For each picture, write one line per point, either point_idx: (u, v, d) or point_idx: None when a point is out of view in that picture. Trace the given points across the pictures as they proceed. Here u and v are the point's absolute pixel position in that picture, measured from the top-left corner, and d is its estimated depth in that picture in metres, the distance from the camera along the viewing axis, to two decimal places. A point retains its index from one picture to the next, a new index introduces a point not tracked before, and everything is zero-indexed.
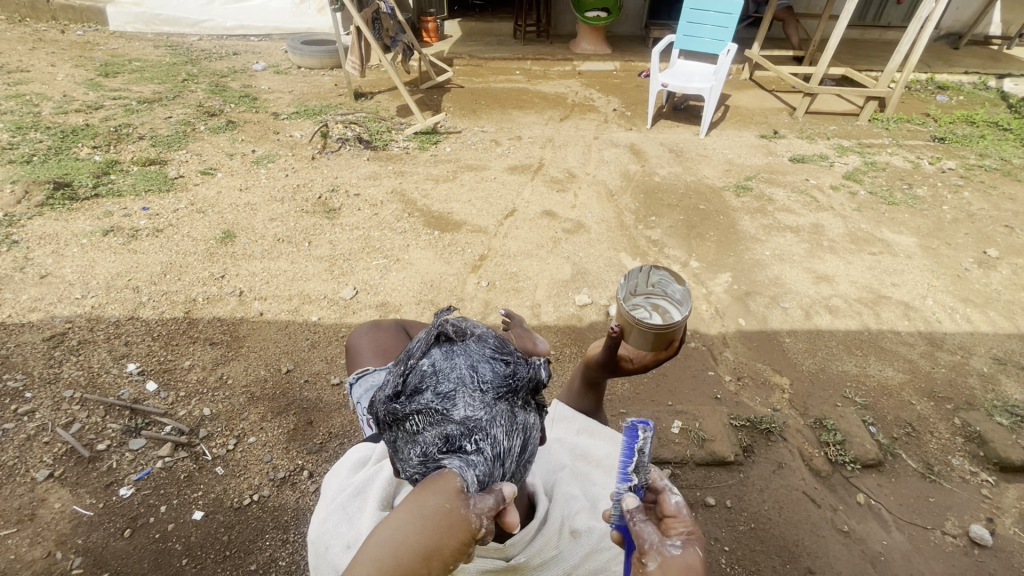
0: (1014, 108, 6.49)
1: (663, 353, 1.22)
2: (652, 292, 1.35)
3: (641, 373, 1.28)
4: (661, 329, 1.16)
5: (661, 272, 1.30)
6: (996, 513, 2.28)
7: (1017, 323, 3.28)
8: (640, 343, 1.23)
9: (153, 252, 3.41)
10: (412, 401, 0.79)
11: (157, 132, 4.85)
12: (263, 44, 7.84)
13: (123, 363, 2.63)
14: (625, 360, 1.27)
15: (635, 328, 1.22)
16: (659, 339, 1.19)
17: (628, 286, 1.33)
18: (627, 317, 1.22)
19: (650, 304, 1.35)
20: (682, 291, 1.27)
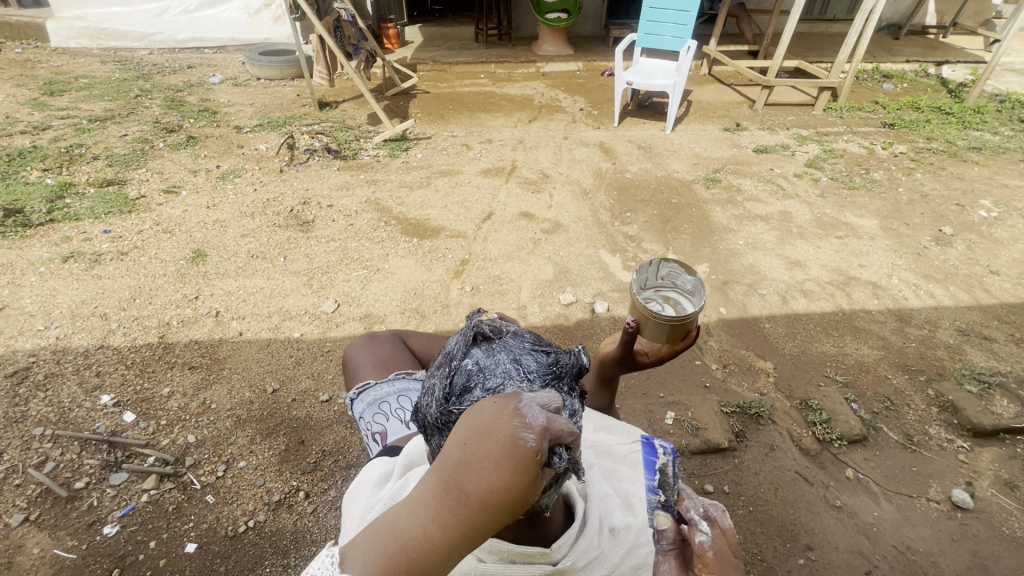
0: (954, 94, 6.88)
1: (680, 344, 1.27)
2: (661, 285, 1.36)
3: (656, 364, 1.32)
4: (675, 321, 1.21)
5: (670, 265, 1.31)
6: (974, 477, 2.40)
7: (975, 295, 3.46)
8: (656, 335, 1.25)
9: (119, 276, 3.25)
10: (463, 401, 0.78)
11: (112, 151, 4.64)
12: (218, 56, 7.61)
13: (96, 395, 2.50)
14: (639, 355, 1.30)
15: (651, 321, 1.24)
16: (675, 330, 1.23)
17: (639, 281, 1.33)
18: (642, 311, 1.24)
19: (660, 297, 1.35)
20: (692, 282, 1.29)
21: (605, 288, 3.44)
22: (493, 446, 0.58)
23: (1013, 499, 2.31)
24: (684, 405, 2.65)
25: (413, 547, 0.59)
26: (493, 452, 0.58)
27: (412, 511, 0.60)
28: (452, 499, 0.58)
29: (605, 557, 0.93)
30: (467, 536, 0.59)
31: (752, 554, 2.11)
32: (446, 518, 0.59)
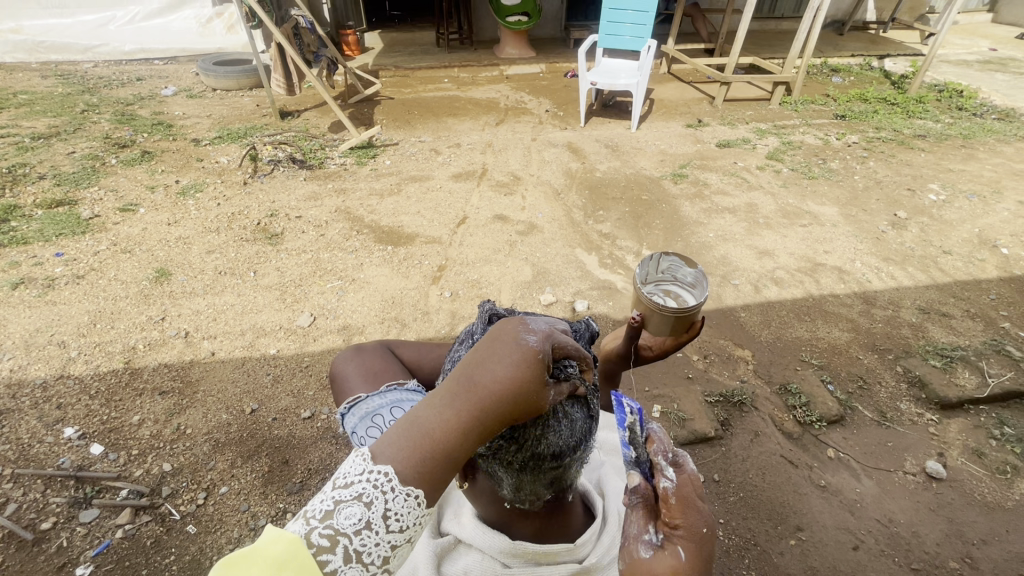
0: (897, 85, 7.24)
1: (683, 336, 1.30)
2: (661, 279, 1.38)
3: (660, 358, 1.35)
4: (681, 313, 1.22)
5: (670, 258, 1.34)
6: (945, 448, 2.51)
7: (931, 275, 3.64)
8: (660, 328, 1.28)
9: (76, 301, 3.08)
10: None
11: (60, 170, 4.39)
12: (168, 67, 7.31)
13: (59, 429, 2.34)
14: (644, 349, 1.33)
15: (656, 314, 1.25)
16: (679, 323, 1.25)
17: (641, 274, 1.35)
18: (647, 305, 1.26)
19: (661, 290, 1.38)
20: (693, 274, 1.32)
21: (584, 286, 3.46)
22: (504, 342, 0.71)
23: (981, 466, 2.42)
24: (669, 397, 2.69)
25: (433, 432, 0.68)
26: (505, 350, 0.70)
27: (432, 401, 0.70)
28: (466, 387, 0.69)
29: None
30: (480, 422, 0.69)
31: (745, 539, 2.15)
32: (463, 405, 0.68)
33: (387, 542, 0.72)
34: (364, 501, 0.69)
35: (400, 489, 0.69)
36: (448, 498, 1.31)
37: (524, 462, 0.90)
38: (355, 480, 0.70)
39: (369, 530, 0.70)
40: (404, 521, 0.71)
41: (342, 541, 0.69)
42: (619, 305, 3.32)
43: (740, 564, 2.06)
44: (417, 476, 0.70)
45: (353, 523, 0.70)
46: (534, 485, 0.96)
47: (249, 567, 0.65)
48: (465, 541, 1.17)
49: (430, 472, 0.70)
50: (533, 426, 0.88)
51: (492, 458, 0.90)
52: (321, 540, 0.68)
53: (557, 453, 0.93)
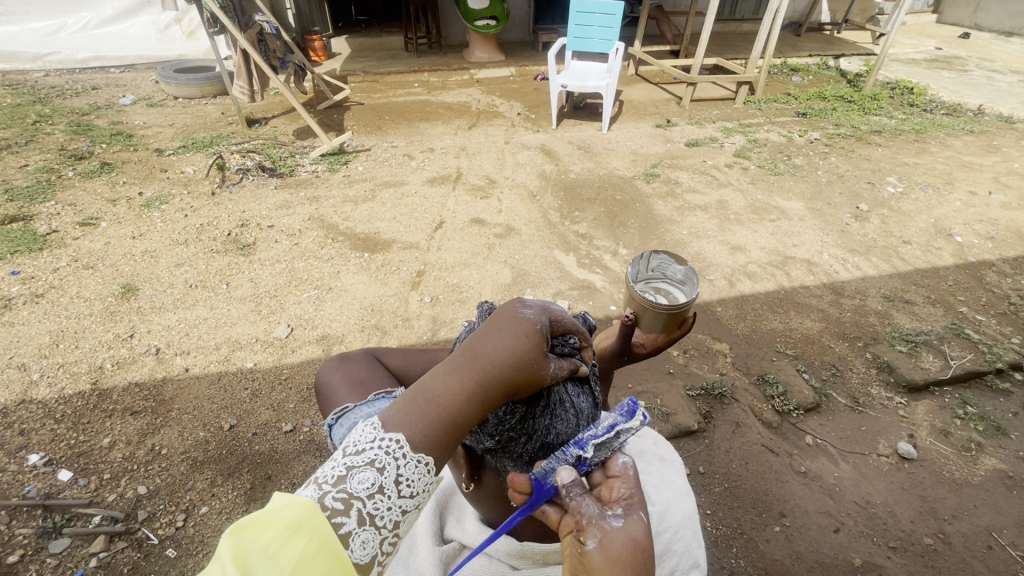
0: (853, 83, 7.54)
1: (675, 331, 1.34)
2: (651, 277, 1.41)
3: (651, 355, 1.37)
4: (672, 309, 1.26)
5: (660, 256, 1.37)
6: (915, 429, 2.61)
7: (894, 264, 3.80)
8: (653, 325, 1.31)
9: (36, 321, 2.93)
10: None
11: (12, 184, 4.18)
12: (126, 76, 7.06)
13: (23, 457, 2.23)
14: (637, 347, 1.35)
15: (649, 311, 1.28)
16: (672, 318, 1.28)
17: (632, 272, 1.37)
18: (640, 302, 1.28)
19: (651, 288, 1.40)
20: (682, 271, 1.35)
21: (563, 286, 3.49)
22: (503, 320, 0.86)
23: (948, 445, 2.54)
24: (652, 393, 2.73)
25: (441, 397, 0.77)
26: (502, 326, 0.85)
27: (438, 370, 0.80)
28: (468, 358, 0.81)
29: None
30: (483, 388, 0.79)
31: (732, 528, 2.19)
32: (469, 370, 0.79)
33: (398, 507, 0.76)
34: (377, 465, 0.74)
35: (411, 455, 0.76)
36: (452, 504, 1.37)
37: (535, 453, 0.97)
38: (366, 447, 0.75)
39: (382, 493, 0.75)
40: (415, 487, 0.76)
41: (356, 504, 0.74)
42: (600, 304, 3.35)
43: (728, 553, 2.10)
44: (426, 441, 0.76)
45: (366, 488, 0.74)
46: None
47: (264, 529, 0.66)
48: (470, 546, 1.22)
49: (437, 438, 0.77)
50: (543, 416, 0.95)
51: (503, 452, 0.97)
52: (335, 503, 0.72)
53: (564, 443, 1.00)
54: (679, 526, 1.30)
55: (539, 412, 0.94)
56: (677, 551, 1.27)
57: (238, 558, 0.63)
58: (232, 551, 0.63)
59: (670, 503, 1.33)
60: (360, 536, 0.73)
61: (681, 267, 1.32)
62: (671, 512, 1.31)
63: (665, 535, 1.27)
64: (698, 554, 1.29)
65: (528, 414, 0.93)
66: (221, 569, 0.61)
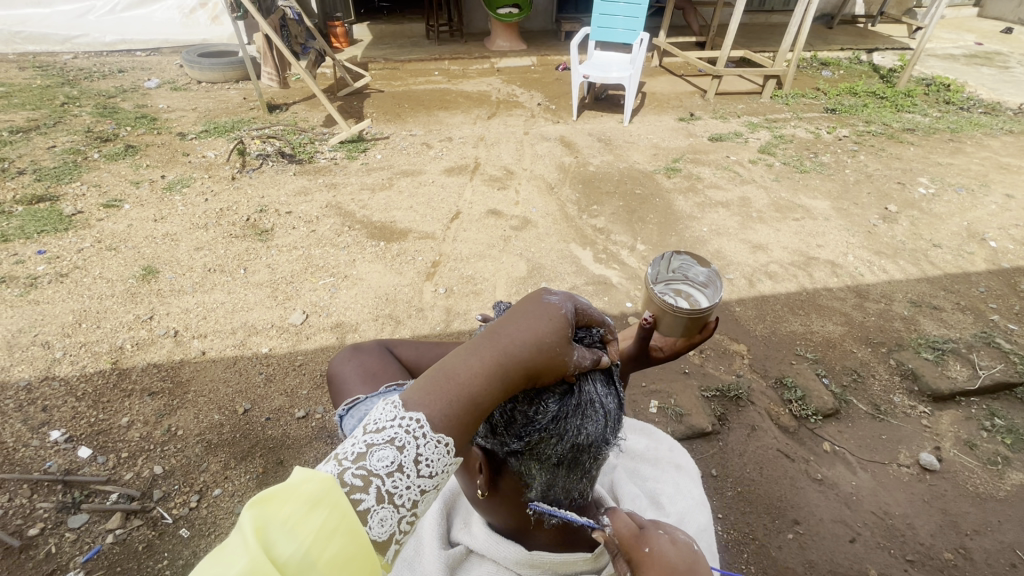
0: (886, 79, 7.29)
1: (696, 336, 1.29)
2: (672, 278, 1.37)
3: (671, 359, 1.33)
4: (693, 314, 1.22)
5: (682, 257, 1.33)
6: (938, 440, 2.53)
7: (922, 268, 3.68)
8: (672, 328, 1.27)
9: (60, 300, 3.00)
10: None
11: (40, 164, 4.27)
12: (151, 59, 7.14)
13: (45, 432, 2.28)
14: (656, 349, 1.31)
15: (668, 315, 1.24)
16: (692, 323, 1.25)
17: (652, 274, 1.34)
18: (660, 305, 1.24)
19: (672, 290, 1.37)
20: (705, 273, 1.32)
21: (579, 281, 3.45)
22: (527, 306, 0.85)
23: (973, 458, 2.45)
24: (666, 392, 2.69)
25: (461, 375, 0.76)
26: (526, 311, 0.84)
27: (459, 351, 0.79)
28: (490, 339, 0.79)
29: None
30: (504, 370, 0.77)
31: (743, 533, 2.15)
32: (490, 351, 0.78)
33: (417, 487, 0.74)
34: (396, 444, 0.72)
35: (432, 436, 0.73)
36: (459, 505, 1.34)
37: (563, 455, 0.95)
38: (386, 425, 0.74)
39: (401, 472, 0.73)
40: (434, 467, 0.75)
41: (375, 482, 0.72)
42: (615, 301, 3.31)
43: (740, 558, 2.07)
44: (445, 421, 0.74)
45: (385, 466, 0.72)
46: (566, 482, 1.00)
47: (283, 504, 0.64)
48: (478, 551, 1.20)
49: (456, 418, 0.74)
50: (574, 416, 0.93)
51: (530, 455, 0.95)
52: (354, 480, 0.71)
53: (592, 446, 0.97)
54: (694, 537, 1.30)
55: (570, 413, 0.93)
56: None
57: (260, 530, 0.61)
58: (254, 523, 0.61)
59: (684, 514, 1.35)
60: (378, 513, 0.71)
61: (705, 269, 1.28)
62: (686, 524, 1.32)
63: None
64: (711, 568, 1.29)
65: (559, 413, 0.92)
66: (241, 540, 0.60)
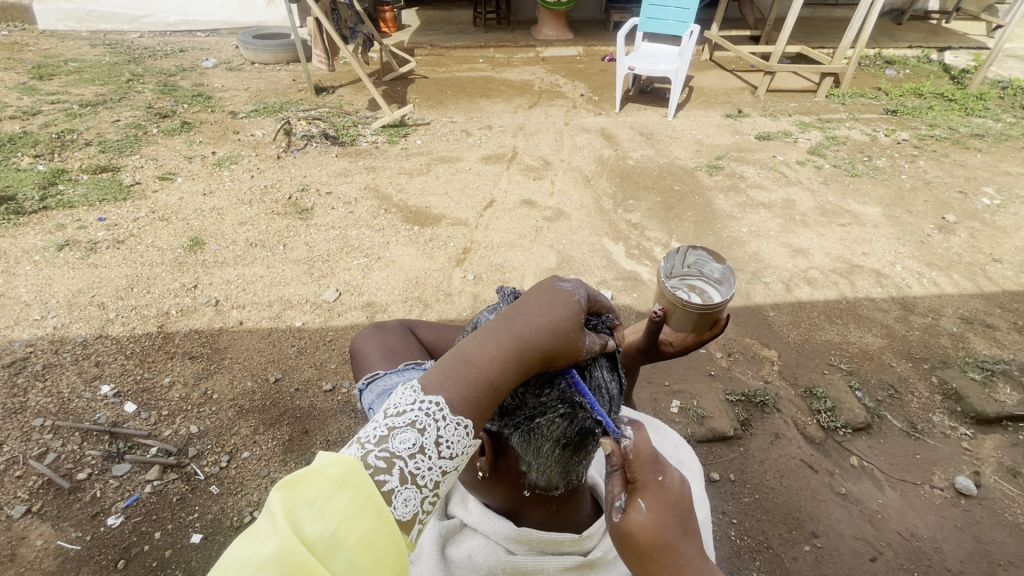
0: (957, 80, 6.83)
1: (706, 333, 1.29)
2: (687, 273, 1.37)
3: (681, 353, 1.34)
4: (704, 310, 1.22)
5: (697, 253, 1.32)
6: (978, 464, 2.40)
7: (978, 284, 3.46)
8: (682, 324, 1.27)
9: (116, 265, 3.20)
10: None
11: (105, 137, 4.54)
12: (210, 40, 7.45)
13: (96, 386, 2.46)
14: (665, 344, 1.32)
15: (679, 310, 1.25)
16: (703, 319, 1.25)
17: (666, 267, 1.34)
18: (671, 300, 1.24)
19: (685, 285, 1.37)
20: (720, 270, 1.30)
21: (608, 276, 3.42)
22: (541, 293, 0.90)
23: (1015, 486, 2.32)
24: (690, 393, 2.64)
25: (480, 358, 0.80)
26: (541, 298, 0.89)
27: (476, 337, 0.83)
28: (507, 324, 0.83)
29: None
30: (521, 353, 0.82)
31: (757, 541, 2.11)
32: (508, 335, 0.82)
33: (438, 468, 0.75)
34: (417, 426, 0.74)
35: (450, 418, 0.76)
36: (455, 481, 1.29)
37: (571, 437, 0.95)
38: (407, 409, 0.76)
39: (423, 453, 0.74)
40: (454, 448, 0.76)
41: (398, 463, 0.73)
42: (643, 298, 3.27)
43: (750, 565, 2.04)
44: (464, 403, 0.77)
45: (407, 447, 0.73)
46: (567, 466, 0.98)
47: (309, 486, 0.65)
48: (470, 524, 1.17)
49: (476, 400, 0.78)
50: (583, 400, 0.94)
51: (536, 436, 0.93)
52: (377, 462, 0.72)
53: (597, 431, 0.99)
54: None
55: (580, 397, 0.94)
56: None
57: (289, 513, 0.63)
58: (282, 506, 0.63)
59: None
60: (402, 494, 0.72)
61: (719, 267, 1.27)
62: None
63: None
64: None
65: (571, 396, 0.93)
66: (272, 524, 0.62)
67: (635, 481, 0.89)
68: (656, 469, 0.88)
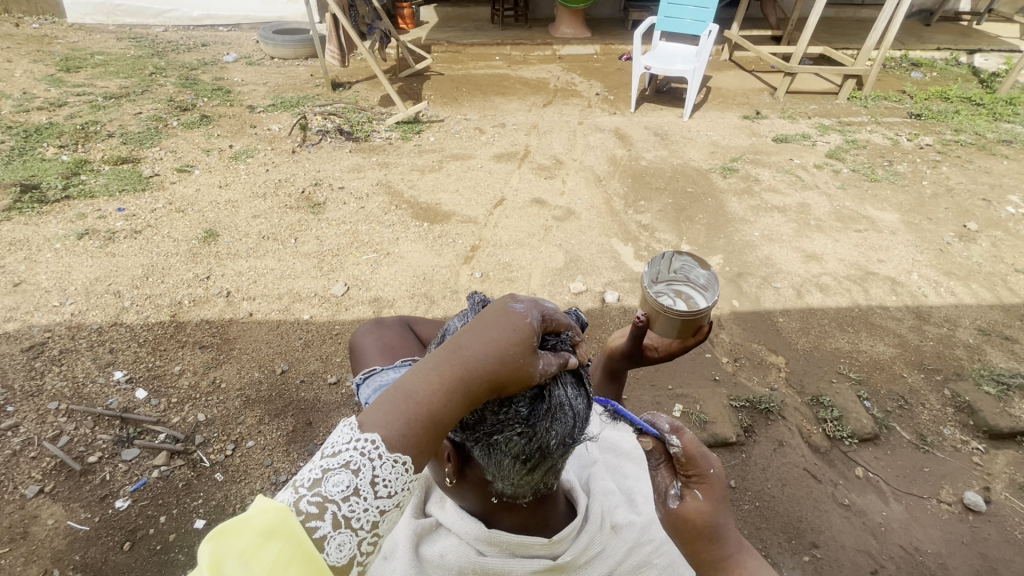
0: (986, 84, 6.63)
1: (690, 339, 1.34)
2: (674, 279, 1.40)
3: (666, 360, 1.41)
4: (686, 316, 1.28)
5: (683, 259, 1.35)
6: (989, 480, 2.35)
7: (998, 294, 3.37)
8: (666, 330, 1.34)
9: (132, 254, 3.28)
10: None
11: (127, 129, 4.65)
12: (231, 35, 7.57)
13: (109, 372, 2.53)
14: (650, 349, 1.41)
15: (661, 315, 1.32)
16: (686, 325, 1.30)
17: (651, 272, 1.37)
18: (653, 305, 1.32)
19: (672, 290, 1.40)
20: (705, 276, 1.33)
21: (616, 278, 3.40)
22: (491, 315, 0.85)
23: None
24: (693, 398, 2.62)
25: (420, 393, 0.77)
26: (489, 321, 0.84)
27: (419, 368, 0.80)
28: (450, 353, 0.80)
29: (605, 551, 1.17)
30: (464, 384, 0.79)
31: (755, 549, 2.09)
32: (450, 365, 0.79)
33: (375, 508, 0.75)
34: (351, 468, 0.74)
35: (387, 456, 0.75)
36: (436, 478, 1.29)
37: (532, 454, 0.92)
38: (342, 449, 0.75)
39: (357, 495, 0.74)
40: (392, 487, 0.76)
41: (331, 508, 0.73)
42: None
43: None
44: (404, 440, 0.75)
45: (340, 491, 0.74)
46: (531, 477, 0.97)
47: (238, 536, 0.67)
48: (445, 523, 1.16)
49: (416, 437, 0.76)
50: (543, 419, 0.90)
51: (496, 450, 0.91)
52: (309, 508, 0.72)
53: (560, 448, 0.95)
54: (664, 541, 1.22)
55: (540, 416, 0.90)
56: (658, 566, 1.20)
57: (214, 565, 0.64)
58: (210, 558, 0.65)
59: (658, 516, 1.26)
60: (335, 539, 0.72)
61: (703, 271, 1.30)
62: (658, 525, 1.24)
63: (646, 548, 1.20)
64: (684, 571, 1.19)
65: (530, 415, 0.89)
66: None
67: (690, 476, 1.00)
68: (707, 463, 0.99)
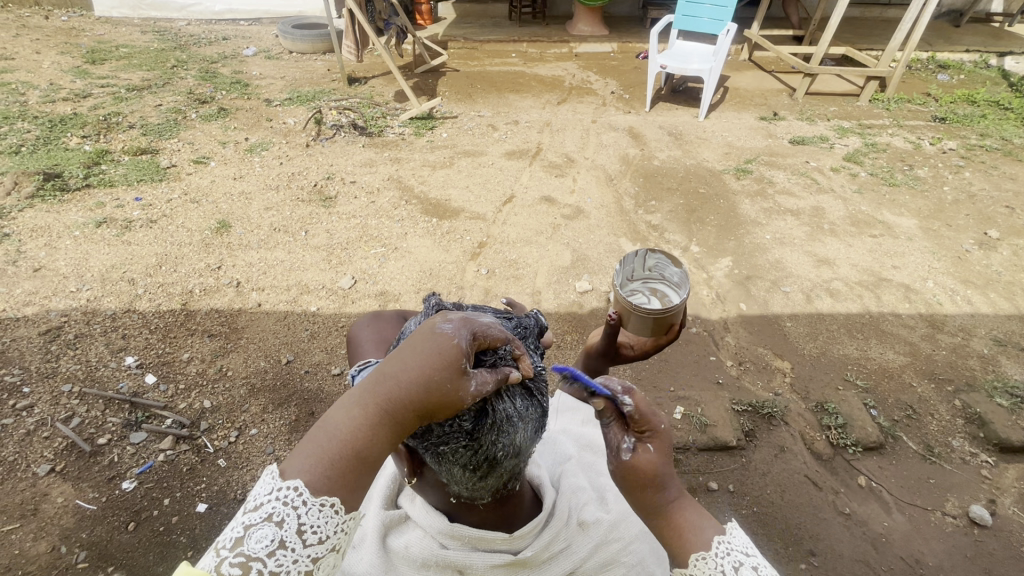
0: (1016, 87, 6.43)
1: (663, 337, 1.40)
2: (650, 278, 1.52)
3: (640, 357, 1.45)
4: (658, 314, 1.35)
5: (657, 258, 1.47)
6: (997, 494, 2.29)
7: (1017, 304, 3.27)
8: (640, 328, 1.40)
9: (147, 243, 3.36)
10: None
11: (147, 120, 4.76)
12: (252, 29, 7.67)
13: (121, 357, 2.60)
14: (626, 347, 1.44)
15: (633, 314, 1.38)
16: (658, 323, 1.37)
17: (627, 272, 1.49)
18: (625, 305, 1.38)
19: (649, 289, 1.52)
20: (678, 274, 1.43)
21: None
22: (415, 341, 0.82)
23: None
24: (694, 401, 2.60)
25: (343, 431, 0.79)
26: (413, 347, 0.82)
27: (345, 403, 0.82)
28: (372, 387, 0.81)
29: (570, 548, 1.17)
30: (388, 418, 0.80)
31: None
32: (373, 400, 0.80)
33: (306, 557, 0.77)
34: (275, 519, 0.76)
35: (313, 501, 0.78)
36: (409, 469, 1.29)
37: (480, 463, 0.92)
38: (264, 502, 0.77)
39: (284, 548, 0.76)
40: (322, 532, 0.78)
41: (256, 565, 0.74)
42: None
43: None
44: (330, 479, 0.79)
45: (265, 545, 0.75)
46: (484, 484, 0.97)
47: None
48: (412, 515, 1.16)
49: (343, 474, 0.79)
50: (489, 431, 0.90)
51: (446, 457, 0.92)
52: (232, 568, 0.73)
53: (511, 457, 0.95)
54: (633, 539, 1.21)
55: (485, 428, 0.90)
56: (625, 564, 1.18)
57: None
58: None
59: (628, 514, 1.25)
60: None
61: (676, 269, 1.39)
62: (627, 523, 1.23)
63: (614, 546, 1.19)
64: (652, 568, 1.20)
65: (474, 429, 0.89)
66: None
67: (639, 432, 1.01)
68: (655, 419, 1.00)
